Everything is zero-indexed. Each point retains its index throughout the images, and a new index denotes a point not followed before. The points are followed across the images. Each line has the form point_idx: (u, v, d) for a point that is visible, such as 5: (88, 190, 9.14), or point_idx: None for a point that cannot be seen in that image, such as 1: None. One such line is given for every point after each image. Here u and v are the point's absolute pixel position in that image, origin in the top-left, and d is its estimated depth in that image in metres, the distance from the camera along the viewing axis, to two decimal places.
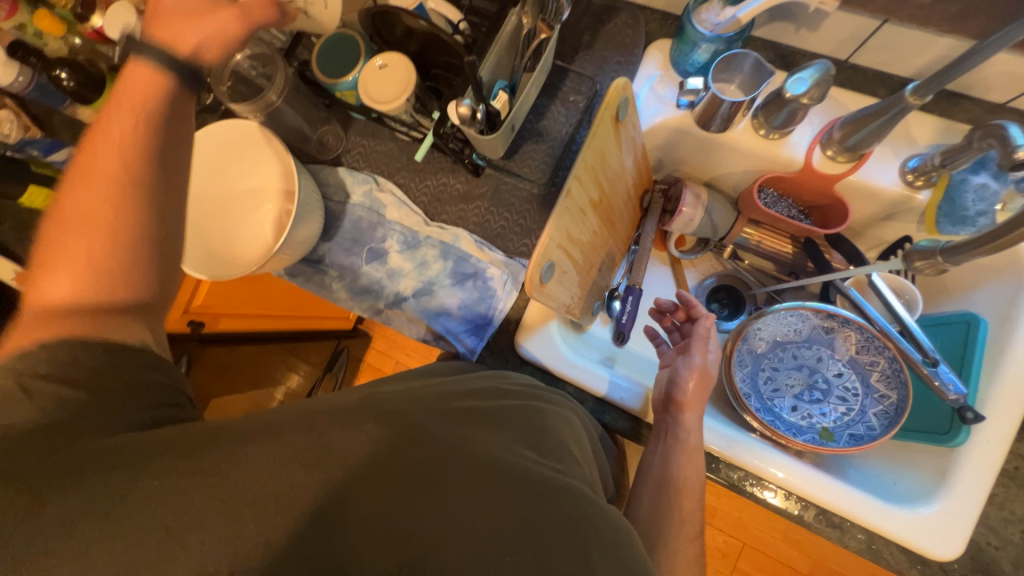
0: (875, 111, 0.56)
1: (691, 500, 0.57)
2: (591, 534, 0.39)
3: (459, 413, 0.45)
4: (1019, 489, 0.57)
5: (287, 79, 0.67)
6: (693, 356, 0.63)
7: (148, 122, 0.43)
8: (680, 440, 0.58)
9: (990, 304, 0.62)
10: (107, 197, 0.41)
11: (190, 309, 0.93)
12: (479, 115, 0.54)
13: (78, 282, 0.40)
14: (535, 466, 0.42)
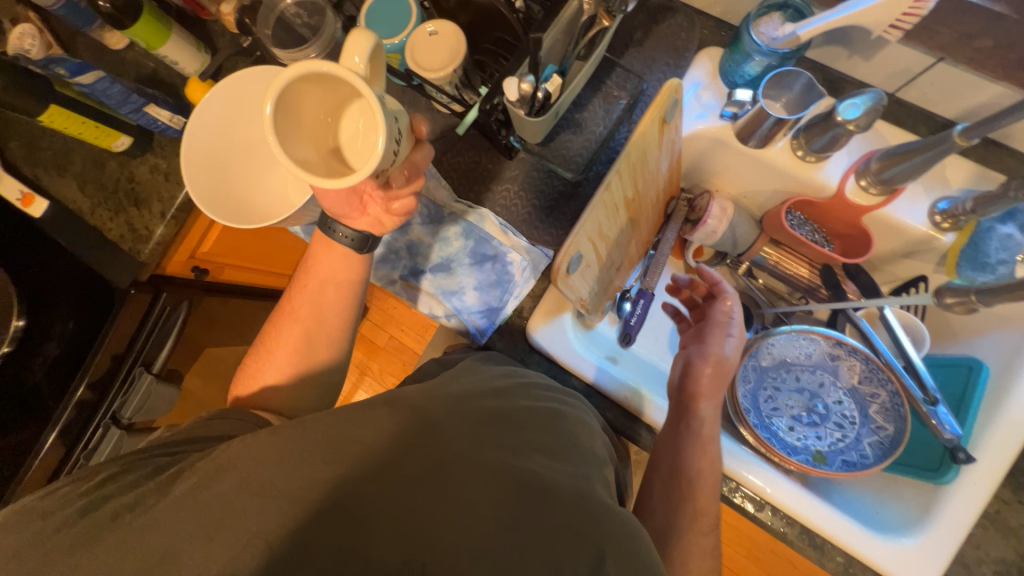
0: (914, 148, 0.57)
1: (704, 496, 0.57)
2: (605, 538, 0.42)
3: (479, 428, 0.48)
4: (996, 533, 0.58)
5: (333, 35, 0.65)
6: (714, 345, 0.64)
7: (323, 283, 0.61)
8: (689, 440, 0.59)
9: (994, 351, 0.63)
10: (312, 315, 0.61)
11: (197, 255, 0.95)
12: (540, 95, 0.54)
13: (282, 371, 0.60)
14: (550, 473, 0.46)
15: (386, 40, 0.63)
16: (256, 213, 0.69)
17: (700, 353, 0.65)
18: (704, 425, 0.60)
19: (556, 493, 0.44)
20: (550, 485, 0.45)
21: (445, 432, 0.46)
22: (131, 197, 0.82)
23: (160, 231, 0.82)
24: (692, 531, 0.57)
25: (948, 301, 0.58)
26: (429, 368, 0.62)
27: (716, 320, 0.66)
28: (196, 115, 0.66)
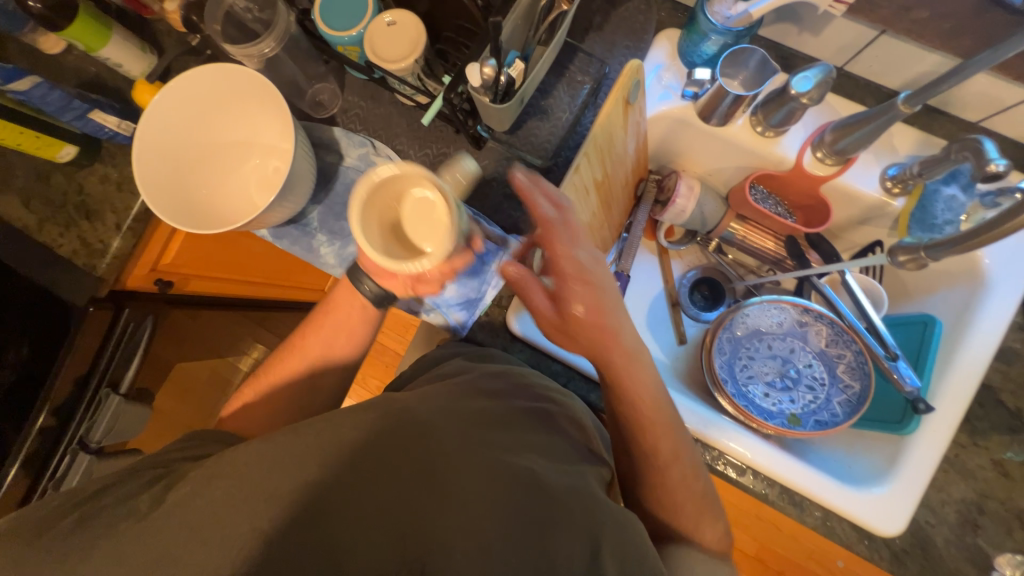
0: (864, 117, 0.59)
1: (657, 433, 0.58)
2: (602, 529, 0.46)
3: (479, 427, 0.51)
4: (956, 474, 0.62)
5: (288, 27, 0.63)
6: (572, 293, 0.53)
7: (335, 333, 0.66)
8: (613, 378, 0.57)
9: (946, 306, 0.67)
10: (324, 346, 0.66)
11: (159, 267, 0.90)
12: (502, 79, 0.54)
13: (288, 392, 0.64)
14: (550, 473, 0.49)
15: (343, 32, 0.61)
16: (223, 221, 0.69)
17: (538, 296, 0.53)
18: (615, 355, 0.56)
19: (554, 489, 0.47)
20: (550, 482, 0.48)
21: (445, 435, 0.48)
22: (81, 210, 0.78)
23: (116, 243, 0.78)
24: (667, 481, 0.58)
25: (902, 259, 0.60)
26: (430, 359, 0.67)
27: (533, 277, 0.52)
28: (148, 115, 0.63)
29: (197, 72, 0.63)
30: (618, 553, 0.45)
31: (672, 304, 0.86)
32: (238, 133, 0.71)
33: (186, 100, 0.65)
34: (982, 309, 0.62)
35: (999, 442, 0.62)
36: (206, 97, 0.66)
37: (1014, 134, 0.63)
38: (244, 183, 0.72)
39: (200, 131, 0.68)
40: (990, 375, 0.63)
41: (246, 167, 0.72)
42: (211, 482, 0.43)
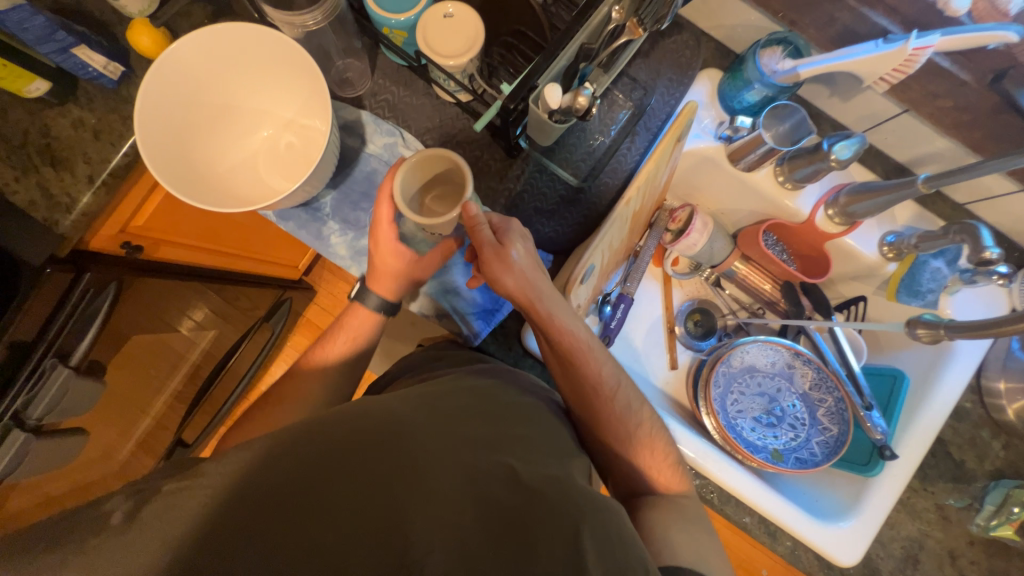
0: (881, 188, 0.64)
1: (594, 364, 0.60)
2: (576, 512, 0.46)
3: (472, 431, 0.52)
4: (906, 515, 0.70)
5: (336, 7, 0.56)
6: (514, 242, 0.56)
7: (354, 335, 0.70)
8: (542, 315, 0.57)
9: (914, 364, 0.74)
10: (341, 351, 0.69)
11: (129, 229, 0.82)
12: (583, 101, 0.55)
13: (299, 399, 0.66)
14: (531, 477, 0.48)
15: (391, 15, 0.57)
16: (224, 194, 0.63)
17: (487, 233, 0.54)
18: (544, 292, 0.57)
19: (538, 488, 0.47)
20: (532, 483, 0.48)
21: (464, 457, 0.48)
22: (45, 155, 0.69)
23: (87, 200, 0.70)
24: (609, 421, 0.61)
25: (920, 333, 0.57)
26: (422, 358, 0.70)
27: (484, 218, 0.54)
28: (161, 64, 0.55)
29: (230, 27, 0.56)
30: (598, 532, 0.45)
31: (669, 329, 0.90)
32: (249, 102, 0.65)
33: (210, 55, 0.58)
34: (946, 372, 0.70)
35: (944, 489, 0.70)
36: (234, 55, 0.60)
37: (992, 219, 0.71)
38: (249, 156, 0.67)
39: (213, 89, 0.62)
40: (944, 430, 0.71)
41: (253, 139, 0.67)
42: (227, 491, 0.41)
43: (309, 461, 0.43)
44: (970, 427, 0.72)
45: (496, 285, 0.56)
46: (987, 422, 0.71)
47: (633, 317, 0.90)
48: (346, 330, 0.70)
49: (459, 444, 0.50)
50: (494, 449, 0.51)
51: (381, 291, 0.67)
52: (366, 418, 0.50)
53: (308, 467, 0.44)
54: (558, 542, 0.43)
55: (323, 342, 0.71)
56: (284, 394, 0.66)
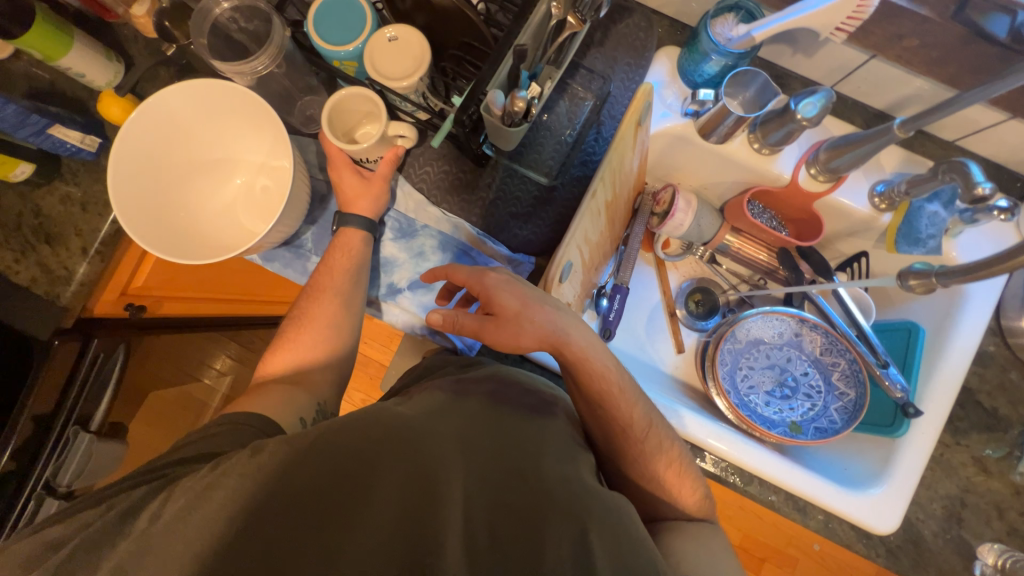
0: (859, 140, 0.62)
1: (625, 407, 0.57)
2: (586, 513, 0.46)
3: (475, 442, 0.51)
4: (942, 472, 0.67)
5: (283, 46, 0.57)
6: (497, 290, 0.52)
7: (353, 255, 0.66)
8: (574, 355, 0.53)
9: (927, 313, 0.71)
10: (317, 314, 0.64)
11: (129, 291, 0.83)
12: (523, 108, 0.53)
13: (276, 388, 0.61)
14: (546, 478, 0.49)
15: (340, 47, 0.58)
16: (203, 244, 0.64)
17: (471, 318, 0.52)
18: (567, 329, 0.53)
19: (550, 488, 0.48)
20: (541, 483, 0.48)
21: (458, 471, 0.47)
22: (40, 233, 0.72)
23: (83, 270, 0.72)
24: (644, 457, 0.59)
25: (911, 284, 0.56)
26: (425, 368, 0.66)
27: (458, 310, 0.52)
28: (128, 126, 0.57)
29: (191, 83, 0.58)
30: (608, 530, 0.45)
31: (670, 313, 0.88)
32: (217, 151, 0.67)
33: (176, 111, 0.60)
34: (961, 318, 0.67)
35: (979, 440, 0.67)
36: (202, 110, 0.62)
37: (987, 152, 0.68)
38: (227, 204, 0.69)
39: (185, 146, 0.64)
40: (969, 378, 0.68)
41: (228, 187, 0.69)
42: (222, 536, 0.42)
43: (302, 493, 0.44)
44: (997, 372, 0.68)
45: (517, 349, 0.52)
46: (1014, 364, 0.68)
47: (629, 306, 0.89)
48: (319, 288, 0.65)
49: (464, 453, 0.49)
50: (502, 456, 0.50)
51: (362, 211, 0.64)
52: (365, 422, 0.50)
53: (304, 501, 0.44)
54: (564, 542, 0.44)
55: (298, 311, 0.66)
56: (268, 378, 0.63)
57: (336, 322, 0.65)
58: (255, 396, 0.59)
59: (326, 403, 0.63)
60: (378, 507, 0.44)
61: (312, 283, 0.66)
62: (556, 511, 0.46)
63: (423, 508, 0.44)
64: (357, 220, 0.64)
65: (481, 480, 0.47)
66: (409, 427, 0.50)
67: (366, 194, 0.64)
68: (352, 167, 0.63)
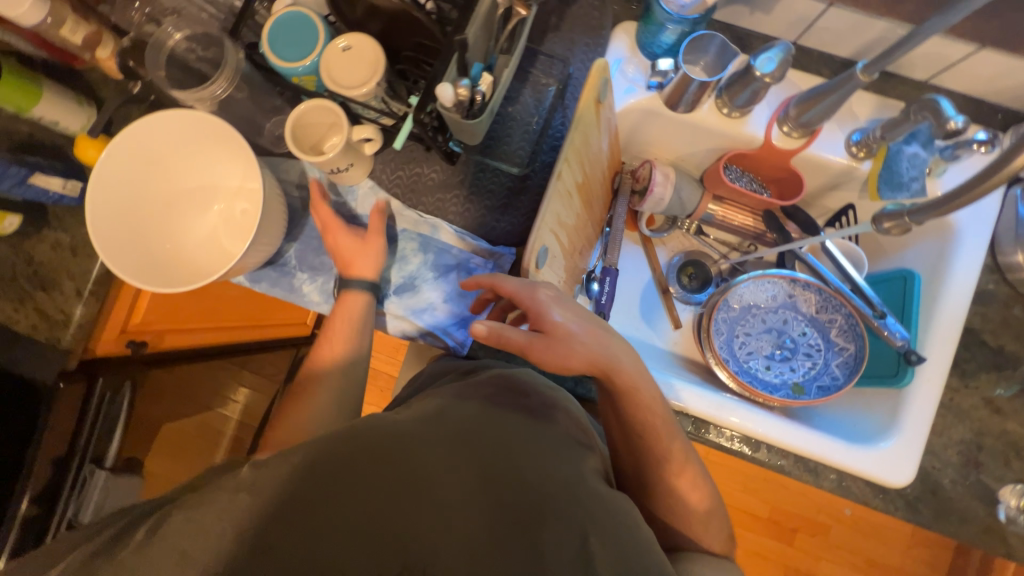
0: (824, 90, 0.61)
1: (666, 440, 0.57)
2: (587, 517, 0.45)
3: (472, 440, 0.48)
4: (953, 417, 0.65)
5: (237, 67, 0.59)
6: (549, 308, 0.53)
7: (353, 319, 0.65)
8: (624, 381, 0.55)
9: (920, 259, 0.70)
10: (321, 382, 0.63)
11: (130, 329, 0.84)
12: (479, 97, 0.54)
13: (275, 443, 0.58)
14: (545, 476, 0.47)
15: (296, 63, 0.59)
16: (189, 274, 0.65)
17: (518, 333, 0.51)
18: (615, 357, 0.55)
19: (550, 490, 0.46)
20: (540, 484, 0.46)
21: (456, 471, 0.45)
22: (35, 281, 0.74)
23: (79, 311, 0.74)
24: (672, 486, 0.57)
25: (885, 225, 0.56)
26: (426, 377, 0.66)
27: (504, 325, 0.52)
28: (103, 162, 0.58)
29: (161, 114, 0.59)
30: (608, 537, 0.44)
31: (663, 290, 0.88)
32: (193, 181, 0.68)
33: (150, 145, 0.61)
34: (955, 258, 0.65)
35: (987, 381, 0.65)
36: (174, 143, 0.63)
37: (961, 87, 0.66)
38: (209, 231, 0.70)
39: (162, 178, 0.65)
40: (971, 320, 0.66)
41: (207, 215, 0.70)
42: None
43: None
44: (1000, 309, 0.66)
45: (565, 370, 0.52)
46: (1017, 299, 0.66)
47: (621, 288, 0.88)
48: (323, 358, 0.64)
49: (457, 449, 0.47)
50: (495, 455, 0.48)
51: (360, 272, 0.65)
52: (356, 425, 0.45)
53: None
54: (563, 551, 0.42)
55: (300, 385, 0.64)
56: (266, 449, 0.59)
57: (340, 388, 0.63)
58: None
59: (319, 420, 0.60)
60: (363, 510, 0.41)
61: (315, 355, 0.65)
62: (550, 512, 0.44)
63: (414, 509, 0.42)
64: (360, 283, 0.65)
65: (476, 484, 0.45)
66: (399, 430, 0.46)
67: (362, 253, 0.65)
68: (347, 230, 0.66)
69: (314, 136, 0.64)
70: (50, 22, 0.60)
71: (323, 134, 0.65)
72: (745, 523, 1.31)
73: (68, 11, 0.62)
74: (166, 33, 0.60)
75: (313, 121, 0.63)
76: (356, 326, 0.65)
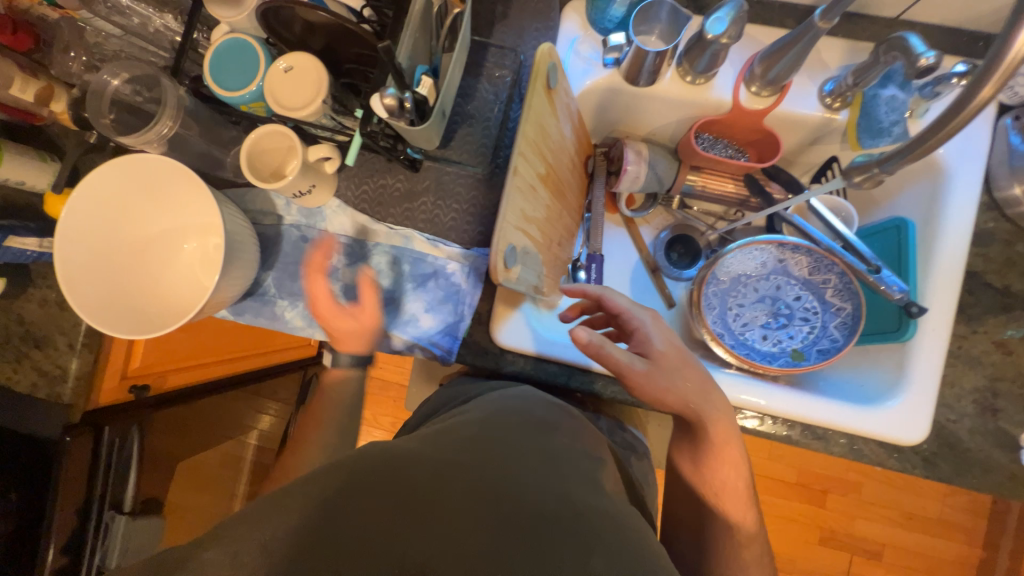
0: (788, 41, 0.57)
1: (737, 510, 0.59)
2: (593, 536, 0.41)
3: (476, 458, 0.46)
4: (964, 366, 0.62)
5: (179, 99, 0.61)
6: (653, 336, 0.58)
7: (346, 383, 0.71)
8: (709, 426, 0.57)
9: (913, 205, 0.67)
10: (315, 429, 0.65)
11: (130, 374, 0.84)
12: (408, 104, 0.50)
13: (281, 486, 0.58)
14: (544, 496, 0.43)
15: (242, 91, 0.58)
16: (174, 315, 0.66)
17: (618, 352, 0.54)
18: (705, 406, 0.56)
19: (552, 507, 0.42)
20: (541, 503, 0.43)
21: (449, 493, 0.42)
22: (29, 340, 0.74)
23: (75, 365, 0.74)
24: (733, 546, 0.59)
25: (856, 179, 0.51)
26: (433, 405, 0.65)
27: (604, 341, 0.54)
28: (69, 213, 0.59)
29: (127, 160, 0.59)
30: (616, 553, 0.39)
31: (653, 270, 0.85)
32: (164, 223, 0.68)
33: (116, 191, 0.61)
34: (948, 200, 0.62)
35: (996, 323, 0.62)
36: (141, 186, 0.63)
37: (934, 19, 0.63)
38: (187, 270, 0.70)
39: (132, 222, 0.65)
40: (972, 262, 0.63)
41: (182, 254, 0.70)
42: None
43: None
44: (1002, 248, 0.63)
45: (657, 400, 0.55)
46: (1019, 235, 0.63)
47: (610, 273, 0.86)
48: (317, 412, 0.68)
49: (461, 466, 0.44)
50: (494, 471, 0.45)
51: (350, 348, 0.67)
52: (352, 457, 0.44)
53: None
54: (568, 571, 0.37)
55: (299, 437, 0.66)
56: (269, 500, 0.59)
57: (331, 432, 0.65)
58: None
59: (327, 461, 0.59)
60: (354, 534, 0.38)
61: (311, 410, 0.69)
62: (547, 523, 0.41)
63: (406, 530, 0.39)
64: (351, 357, 0.68)
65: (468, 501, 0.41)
66: (391, 452, 0.45)
67: (352, 334, 0.66)
68: (331, 303, 0.66)
69: (270, 162, 0.63)
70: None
71: (280, 159, 0.64)
72: (775, 491, 1.29)
73: (15, 70, 0.61)
74: (106, 79, 0.60)
75: (266, 147, 0.62)
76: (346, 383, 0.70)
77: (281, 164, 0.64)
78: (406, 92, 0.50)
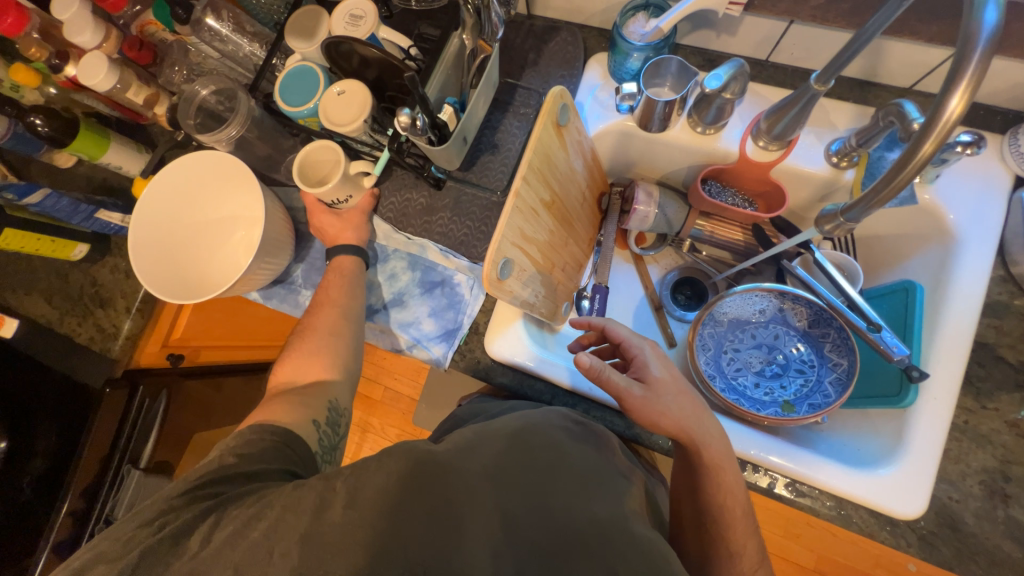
0: (788, 102, 0.61)
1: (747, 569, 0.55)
2: (609, 550, 0.44)
3: (510, 479, 0.49)
4: (970, 442, 0.59)
5: (250, 110, 0.72)
6: (650, 362, 0.59)
7: (346, 275, 0.71)
8: (710, 461, 0.55)
9: (922, 269, 0.66)
10: (317, 329, 0.67)
11: (171, 342, 0.93)
12: (420, 123, 0.57)
13: (284, 408, 0.60)
14: (564, 517, 0.46)
15: (301, 107, 0.69)
16: (211, 287, 0.76)
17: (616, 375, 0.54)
18: (704, 437, 0.56)
19: (576, 526, 0.46)
20: (565, 522, 0.46)
21: (447, 487, 0.47)
22: (95, 299, 0.83)
23: (127, 325, 0.82)
24: None
25: (827, 228, 0.51)
26: (458, 418, 0.68)
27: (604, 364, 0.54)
28: (153, 188, 0.70)
29: (211, 154, 0.71)
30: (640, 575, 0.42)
31: (657, 308, 0.86)
32: (223, 210, 0.79)
33: (191, 176, 0.73)
34: (956, 267, 0.61)
35: (1009, 402, 0.59)
36: (213, 176, 0.75)
37: None
38: (231, 253, 0.79)
39: (198, 205, 0.76)
40: (983, 333, 0.61)
41: (232, 239, 0.80)
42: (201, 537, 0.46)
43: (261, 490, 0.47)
44: (1018, 323, 0.60)
45: (653, 426, 0.55)
46: None
47: (614, 305, 0.88)
48: (327, 309, 0.69)
49: (466, 473, 0.48)
50: (524, 488, 0.48)
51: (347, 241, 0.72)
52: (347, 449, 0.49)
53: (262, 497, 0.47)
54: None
55: (306, 327, 0.69)
56: (269, 405, 0.61)
57: (330, 325, 0.68)
58: (274, 405, 0.61)
59: (337, 399, 0.65)
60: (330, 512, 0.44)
61: (318, 309, 0.69)
62: (474, 514, 0.45)
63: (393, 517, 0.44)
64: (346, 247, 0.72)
65: (404, 484, 0.46)
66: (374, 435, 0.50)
67: (345, 229, 0.72)
68: (327, 209, 0.72)
69: (313, 168, 0.72)
70: (119, 87, 0.73)
71: (324, 167, 0.72)
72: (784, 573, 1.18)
73: (133, 79, 0.75)
74: (197, 90, 0.73)
75: (313, 157, 0.71)
76: (348, 292, 0.70)
77: (324, 170, 0.72)
78: (423, 115, 0.58)
